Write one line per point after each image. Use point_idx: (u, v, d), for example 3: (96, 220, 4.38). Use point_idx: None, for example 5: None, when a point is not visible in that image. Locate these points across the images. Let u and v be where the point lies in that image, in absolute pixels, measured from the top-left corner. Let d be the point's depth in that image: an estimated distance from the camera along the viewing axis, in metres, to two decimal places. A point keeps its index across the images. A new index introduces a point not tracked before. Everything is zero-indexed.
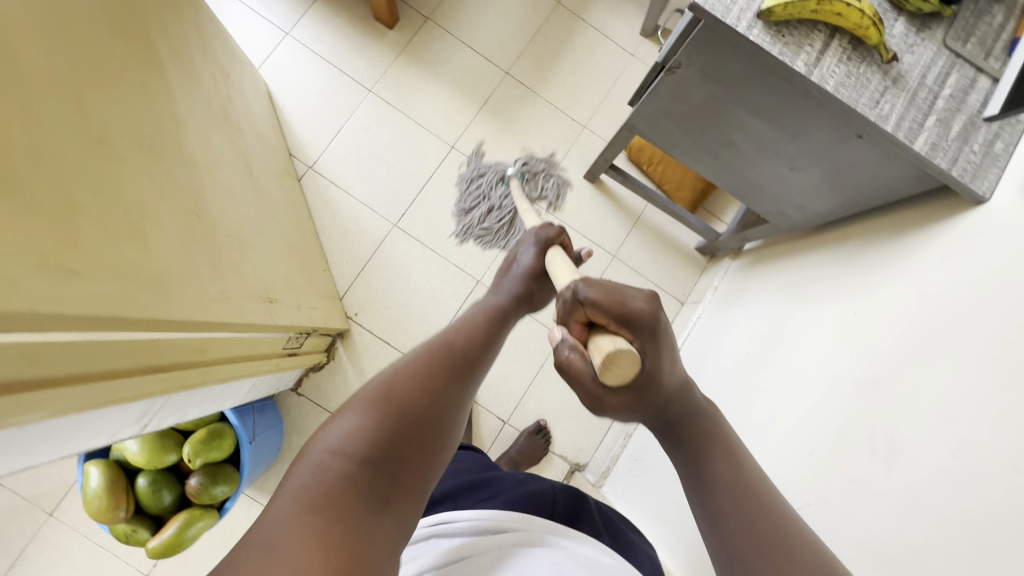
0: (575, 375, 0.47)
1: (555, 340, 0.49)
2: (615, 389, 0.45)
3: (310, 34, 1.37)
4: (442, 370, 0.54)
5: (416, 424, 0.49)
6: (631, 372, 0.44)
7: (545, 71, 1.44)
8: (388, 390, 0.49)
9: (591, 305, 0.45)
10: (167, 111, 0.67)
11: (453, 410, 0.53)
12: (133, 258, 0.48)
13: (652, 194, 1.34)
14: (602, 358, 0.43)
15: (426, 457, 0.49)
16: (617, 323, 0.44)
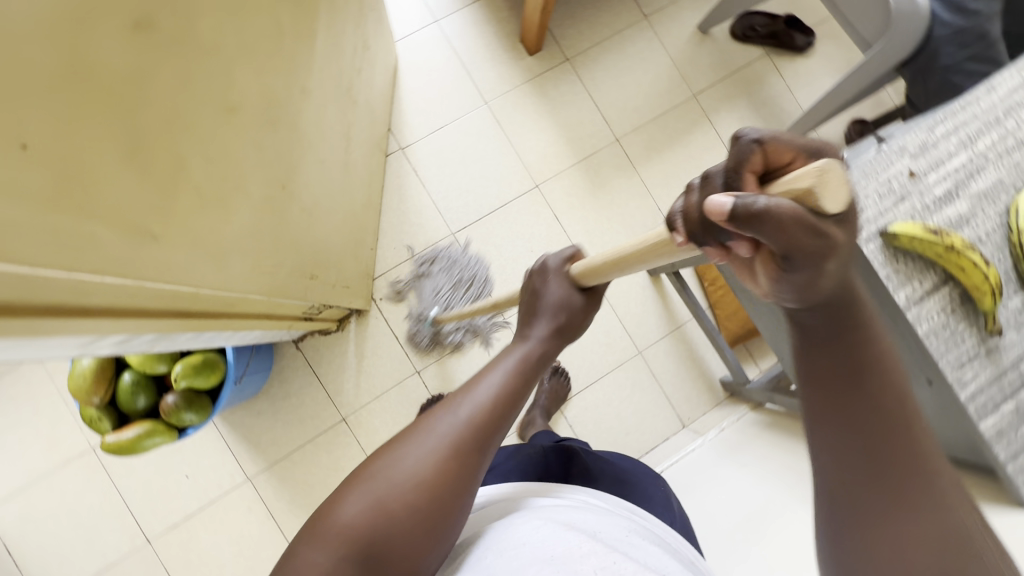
0: (792, 214, 0.31)
1: (719, 206, 0.33)
2: (830, 232, 0.32)
3: (456, 30, 1.40)
4: (452, 450, 0.46)
5: (411, 517, 0.44)
6: (845, 196, 0.33)
7: (653, 154, 1.43)
8: (389, 474, 0.45)
9: (764, 144, 0.36)
10: (301, 81, 0.69)
11: (456, 492, 0.46)
12: (208, 226, 0.49)
13: (702, 314, 1.31)
14: (813, 174, 0.32)
15: (420, 552, 0.44)
16: (802, 160, 0.36)
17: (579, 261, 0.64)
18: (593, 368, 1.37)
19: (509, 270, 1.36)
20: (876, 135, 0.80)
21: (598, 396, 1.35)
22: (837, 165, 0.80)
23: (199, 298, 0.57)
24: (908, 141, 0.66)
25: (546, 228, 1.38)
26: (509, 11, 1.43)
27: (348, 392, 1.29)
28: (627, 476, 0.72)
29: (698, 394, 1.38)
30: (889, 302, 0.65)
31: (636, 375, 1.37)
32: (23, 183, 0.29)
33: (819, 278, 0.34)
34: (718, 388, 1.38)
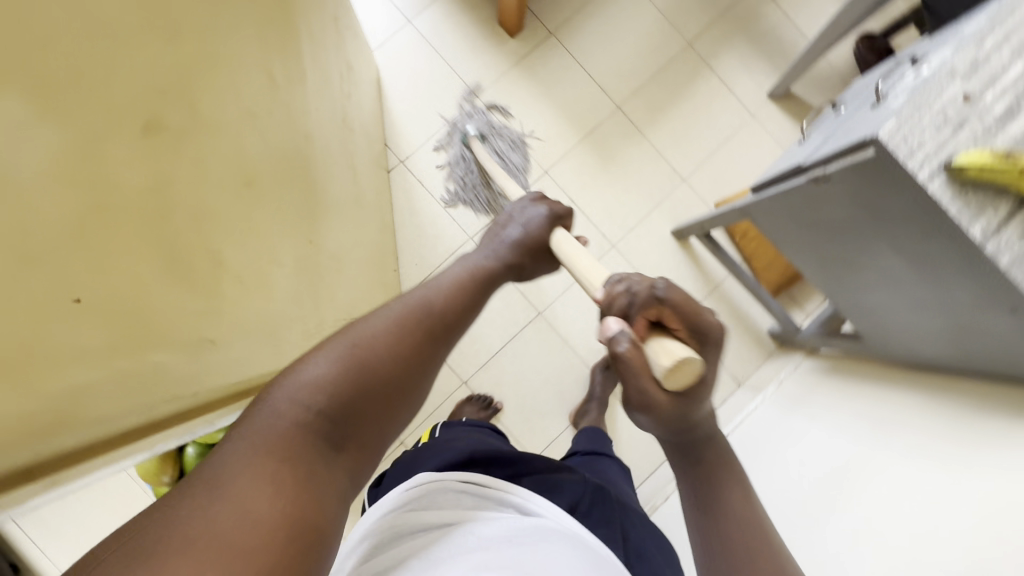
0: (644, 369, 0.49)
1: (610, 329, 0.51)
2: (663, 394, 0.49)
3: (432, 26, 1.34)
4: (412, 324, 0.50)
5: (383, 380, 0.45)
6: (689, 381, 0.49)
7: (657, 113, 1.37)
8: (366, 341, 0.46)
9: (662, 310, 0.52)
10: (302, 128, 0.65)
11: (420, 368, 0.49)
12: (257, 309, 0.48)
13: (741, 270, 1.27)
14: (671, 363, 0.48)
15: (387, 419, 0.45)
16: (683, 329, 0.51)
17: (559, 226, 0.75)
18: None
19: None
20: (911, 57, 0.75)
21: None
22: (873, 97, 0.75)
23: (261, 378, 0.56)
24: (957, 61, 0.61)
25: None
26: None
27: None
28: (648, 553, 0.69)
29: (748, 350, 1.35)
30: (962, 238, 0.61)
31: None
32: (75, 342, 0.27)
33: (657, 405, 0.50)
34: (767, 340, 1.36)
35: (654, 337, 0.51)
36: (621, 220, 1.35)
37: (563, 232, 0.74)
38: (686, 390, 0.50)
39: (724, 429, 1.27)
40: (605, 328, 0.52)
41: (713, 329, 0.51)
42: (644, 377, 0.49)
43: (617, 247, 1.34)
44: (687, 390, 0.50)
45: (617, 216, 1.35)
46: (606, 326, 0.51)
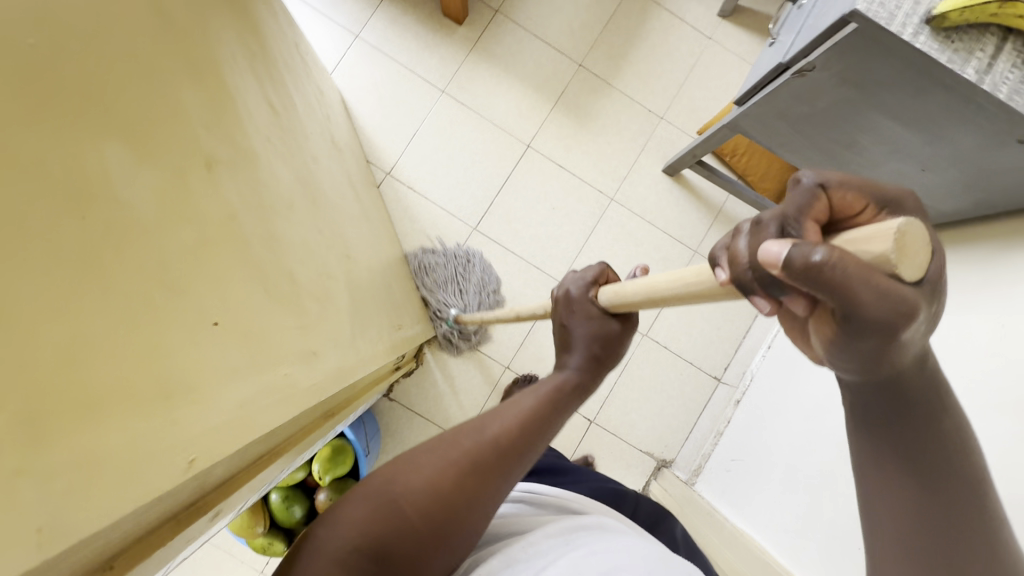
0: (880, 282, 0.23)
1: (772, 255, 0.25)
2: (912, 301, 0.24)
3: (380, 34, 1.34)
4: (468, 463, 0.45)
5: (426, 527, 0.42)
6: (927, 264, 0.24)
7: (618, 60, 1.39)
8: (403, 479, 0.43)
9: (829, 193, 0.27)
10: (306, 151, 0.66)
11: (473, 507, 0.44)
12: (329, 321, 0.50)
13: (739, 188, 1.30)
14: (888, 238, 0.23)
15: (432, 566, 0.43)
16: (873, 209, 0.27)
17: (609, 290, 0.54)
18: None
19: (542, 236, 1.35)
20: None
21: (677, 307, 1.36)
22: None
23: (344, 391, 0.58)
24: None
25: (556, 181, 1.36)
26: None
27: (456, 415, 1.27)
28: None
29: None
30: (958, 83, 0.64)
31: None
32: (204, 357, 0.30)
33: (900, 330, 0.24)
34: None
35: (847, 232, 0.26)
36: (612, 172, 1.37)
37: (618, 286, 0.53)
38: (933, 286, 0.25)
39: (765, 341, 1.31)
40: (759, 257, 0.26)
41: (896, 197, 0.27)
42: (872, 294, 0.23)
43: (616, 200, 1.37)
44: (934, 278, 0.25)
45: (608, 169, 1.37)
46: (761, 253, 0.26)
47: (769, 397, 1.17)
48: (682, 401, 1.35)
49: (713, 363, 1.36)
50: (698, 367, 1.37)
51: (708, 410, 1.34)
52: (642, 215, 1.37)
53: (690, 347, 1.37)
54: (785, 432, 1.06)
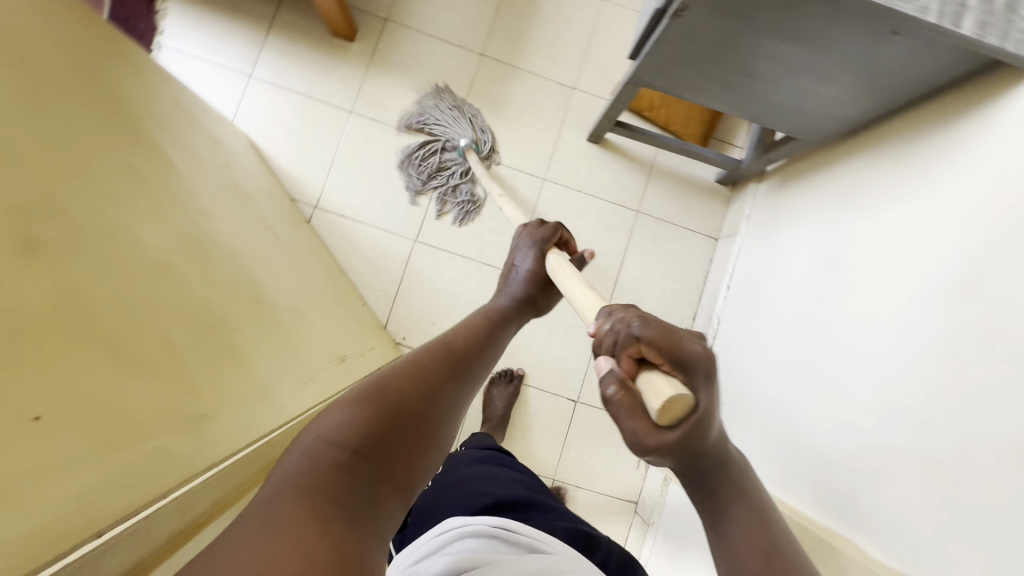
0: (636, 403, 0.39)
1: (600, 368, 0.42)
2: (662, 434, 0.39)
3: (274, 69, 1.31)
4: (430, 365, 0.50)
5: (411, 416, 0.44)
6: (681, 416, 0.39)
7: (518, 41, 1.37)
8: (383, 386, 0.45)
9: (644, 345, 0.41)
10: (193, 206, 0.64)
11: (446, 400, 0.48)
12: (237, 374, 0.48)
13: (664, 140, 1.28)
14: (658, 400, 0.39)
15: (422, 457, 0.44)
16: (669, 363, 0.40)
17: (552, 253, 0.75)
18: (611, 254, 1.36)
19: (485, 232, 1.34)
20: None
21: (633, 270, 1.36)
22: None
23: (285, 441, 0.56)
24: None
25: (486, 174, 1.35)
26: (302, 14, 1.32)
27: None
28: None
29: (707, 206, 1.40)
30: None
31: (650, 231, 1.38)
32: (57, 451, 0.31)
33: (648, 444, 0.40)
34: (719, 188, 1.40)
35: (646, 376, 0.40)
36: (539, 153, 1.36)
37: (557, 258, 0.72)
38: (683, 430, 0.40)
39: (723, 282, 1.31)
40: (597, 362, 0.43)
41: (706, 359, 0.40)
42: (627, 412, 0.39)
43: (549, 179, 1.36)
44: (682, 432, 0.40)
45: (534, 151, 1.36)
46: (597, 362, 0.42)
47: (739, 337, 1.18)
48: None
49: (681, 315, 1.37)
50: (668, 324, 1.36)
51: None
52: (579, 188, 1.37)
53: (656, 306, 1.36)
54: (760, 368, 1.06)
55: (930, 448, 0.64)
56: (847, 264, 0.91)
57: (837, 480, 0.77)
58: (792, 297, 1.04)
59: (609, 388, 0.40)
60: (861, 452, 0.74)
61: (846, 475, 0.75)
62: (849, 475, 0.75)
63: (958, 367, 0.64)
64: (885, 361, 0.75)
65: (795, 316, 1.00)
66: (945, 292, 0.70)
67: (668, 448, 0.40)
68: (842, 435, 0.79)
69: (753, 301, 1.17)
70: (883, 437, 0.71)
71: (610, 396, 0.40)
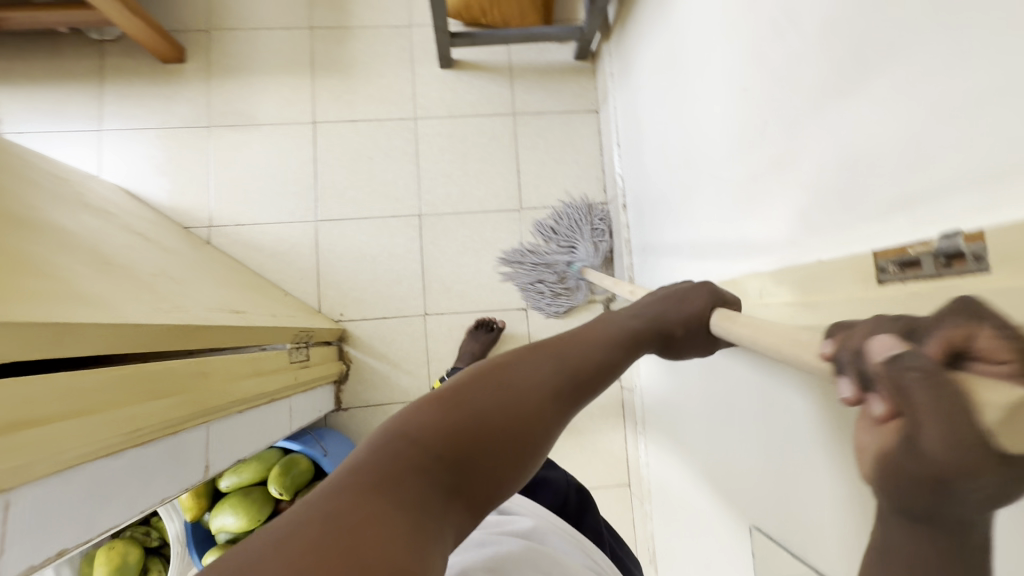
0: (946, 404, 0.26)
1: (887, 348, 0.30)
2: (978, 451, 0.24)
3: (122, 116, 1.32)
4: (551, 382, 0.43)
5: (517, 434, 0.39)
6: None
7: (340, 4, 1.39)
8: (498, 390, 0.40)
9: (976, 331, 0.27)
10: (11, 197, 0.65)
11: (550, 427, 0.41)
12: (53, 287, 0.49)
13: (503, 34, 1.30)
14: (1009, 395, 0.24)
15: (508, 480, 0.38)
16: (1018, 363, 0.25)
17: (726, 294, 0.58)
18: (504, 163, 1.39)
19: (380, 188, 1.35)
20: None
21: (530, 169, 1.38)
22: None
23: (153, 362, 0.56)
24: None
25: (359, 135, 1.36)
26: (127, 55, 1.33)
27: (409, 382, 1.30)
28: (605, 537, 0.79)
29: (576, 84, 1.42)
30: None
31: (532, 128, 1.40)
32: None
33: (953, 435, 0.25)
34: (580, 64, 1.42)
35: (978, 373, 0.26)
36: (401, 97, 1.38)
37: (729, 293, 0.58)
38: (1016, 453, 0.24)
39: (613, 143, 1.33)
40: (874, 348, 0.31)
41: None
42: (918, 398, 0.27)
43: (419, 117, 1.38)
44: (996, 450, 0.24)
45: (395, 97, 1.38)
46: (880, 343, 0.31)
47: (640, 180, 1.20)
48: None
49: (592, 193, 1.38)
50: (582, 205, 1.38)
51: (612, 233, 1.35)
52: (450, 115, 1.39)
53: (565, 194, 1.38)
54: (660, 193, 1.09)
55: (771, 152, 0.67)
56: (681, 52, 0.93)
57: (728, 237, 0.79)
58: (657, 115, 1.06)
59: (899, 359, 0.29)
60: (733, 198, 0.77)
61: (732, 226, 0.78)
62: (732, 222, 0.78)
63: (765, 65, 0.67)
64: (725, 107, 0.78)
65: (665, 128, 1.03)
66: (740, 14, 0.72)
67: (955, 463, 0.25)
68: (721, 196, 0.81)
69: (637, 142, 1.19)
70: (743, 170, 0.73)
71: (915, 373, 0.28)
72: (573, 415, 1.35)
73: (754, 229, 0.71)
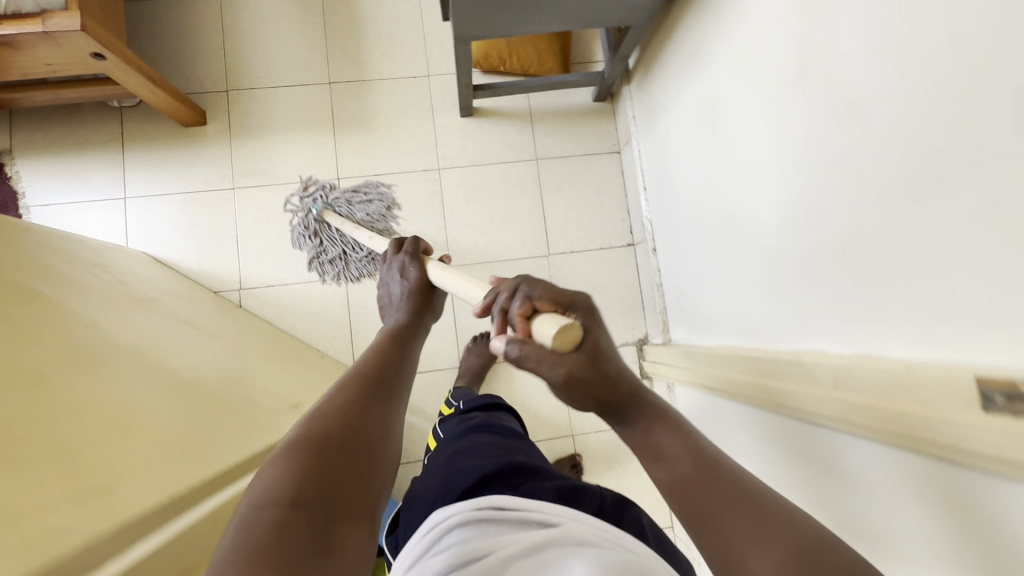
0: (540, 351, 0.44)
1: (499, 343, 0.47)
2: (566, 360, 0.44)
3: (146, 182, 1.32)
4: (352, 397, 0.57)
5: (359, 444, 0.53)
6: (570, 339, 0.44)
7: (359, 57, 1.39)
8: (310, 427, 0.52)
9: (533, 300, 0.49)
10: (84, 322, 0.67)
11: (376, 418, 0.57)
12: (111, 481, 0.53)
13: (524, 84, 1.30)
14: (554, 327, 0.44)
15: (367, 481, 0.51)
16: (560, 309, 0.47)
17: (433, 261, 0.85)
18: (529, 208, 1.39)
19: None
20: None
21: (556, 213, 1.39)
22: None
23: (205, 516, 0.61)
24: None
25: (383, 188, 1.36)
26: (147, 120, 1.33)
27: None
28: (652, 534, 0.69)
29: (597, 125, 1.42)
30: None
31: (556, 171, 1.40)
32: None
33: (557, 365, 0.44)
34: (600, 106, 1.43)
35: (539, 322, 0.46)
36: (423, 147, 1.38)
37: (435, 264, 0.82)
38: (585, 354, 0.45)
39: (639, 185, 1.33)
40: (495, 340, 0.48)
41: (578, 297, 0.47)
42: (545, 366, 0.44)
43: (442, 166, 1.38)
44: (587, 356, 0.45)
45: (417, 148, 1.38)
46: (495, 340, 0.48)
47: (671, 226, 1.20)
48: (618, 282, 1.37)
49: (618, 234, 1.39)
50: (610, 247, 1.38)
51: (642, 274, 1.35)
52: (473, 163, 1.39)
53: (593, 236, 1.38)
54: (695, 243, 1.09)
55: (832, 232, 0.67)
56: (717, 113, 0.93)
57: (778, 304, 0.80)
58: (689, 168, 1.07)
59: (513, 349, 0.46)
60: (786, 268, 0.77)
61: (784, 295, 0.79)
62: (785, 290, 0.78)
63: (822, 148, 0.67)
64: (772, 178, 0.78)
65: (699, 183, 1.03)
66: (788, 92, 0.73)
67: (583, 378, 0.44)
68: (770, 263, 0.82)
69: (666, 188, 1.19)
70: (797, 243, 0.74)
71: (518, 355, 0.45)
72: (612, 458, 1.36)
73: (813, 306, 0.72)
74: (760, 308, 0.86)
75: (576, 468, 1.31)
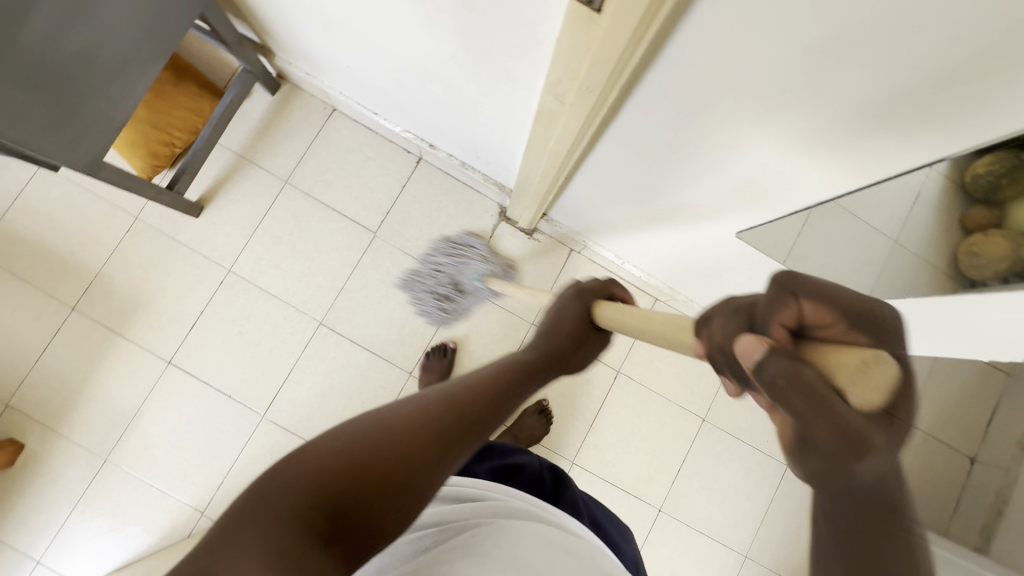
0: (796, 382, 0.25)
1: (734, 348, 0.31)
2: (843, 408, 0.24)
3: (41, 532, 1.22)
4: (428, 411, 0.43)
5: (394, 477, 0.39)
6: (882, 383, 0.23)
7: (69, 266, 1.27)
8: (377, 419, 0.42)
9: (800, 304, 0.29)
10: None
11: (432, 468, 0.41)
12: None
13: (204, 143, 1.22)
14: (855, 360, 0.24)
15: (384, 528, 0.39)
16: (842, 324, 0.27)
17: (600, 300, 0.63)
18: (324, 218, 1.33)
19: (274, 341, 1.29)
20: None
21: (346, 200, 1.34)
22: None
23: None
24: None
25: (210, 329, 1.28)
26: None
27: None
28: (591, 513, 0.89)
29: (295, 108, 1.34)
30: None
31: (310, 174, 1.34)
32: None
33: (828, 428, 0.23)
34: (282, 93, 1.34)
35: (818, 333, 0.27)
36: (200, 269, 1.30)
37: (608, 305, 0.60)
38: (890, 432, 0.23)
39: (370, 114, 1.28)
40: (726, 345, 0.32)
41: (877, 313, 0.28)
42: (792, 397, 0.25)
43: (231, 264, 1.30)
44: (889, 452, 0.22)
45: (197, 274, 1.29)
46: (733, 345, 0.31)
47: (415, 119, 1.17)
48: (441, 194, 1.34)
49: (402, 163, 1.35)
50: (407, 178, 1.34)
51: (448, 170, 1.34)
52: (249, 237, 1.31)
53: (389, 185, 1.34)
54: (435, 115, 1.08)
55: (449, 2, 0.65)
56: (319, 11, 0.89)
57: (500, 93, 0.79)
58: (368, 69, 1.03)
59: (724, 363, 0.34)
60: (471, 65, 0.77)
61: (493, 85, 0.78)
62: (489, 80, 0.78)
63: None
64: (390, 13, 0.76)
65: (383, 73, 1.00)
66: None
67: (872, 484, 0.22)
68: (463, 73, 0.81)
69: (382, 99, 1.16)
70: (452, 38, 0.72)
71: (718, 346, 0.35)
72: None
73: (506, 68, 0.72)
74: (500, 109, 0.85)
75: (546, 412, 1.31)
